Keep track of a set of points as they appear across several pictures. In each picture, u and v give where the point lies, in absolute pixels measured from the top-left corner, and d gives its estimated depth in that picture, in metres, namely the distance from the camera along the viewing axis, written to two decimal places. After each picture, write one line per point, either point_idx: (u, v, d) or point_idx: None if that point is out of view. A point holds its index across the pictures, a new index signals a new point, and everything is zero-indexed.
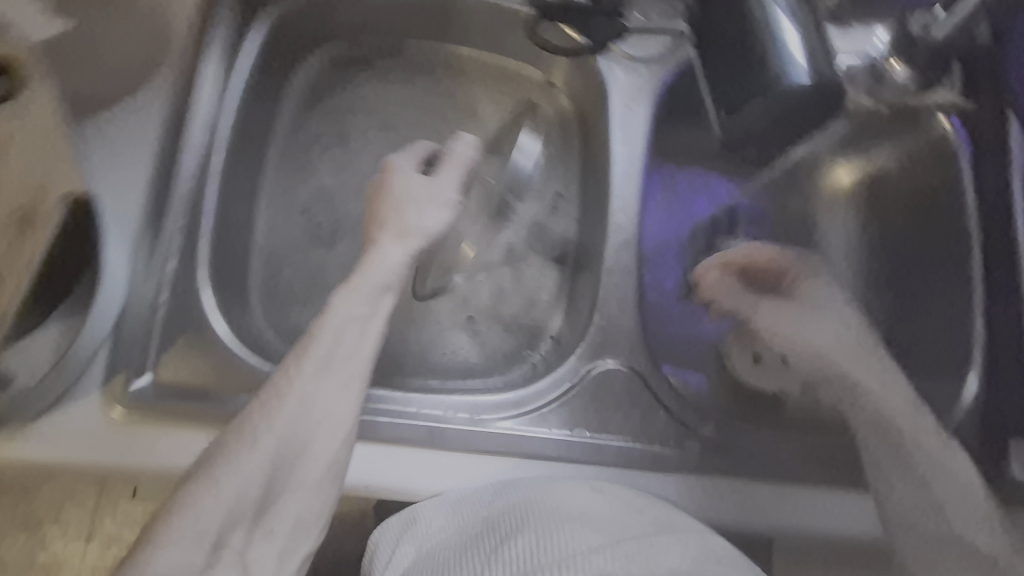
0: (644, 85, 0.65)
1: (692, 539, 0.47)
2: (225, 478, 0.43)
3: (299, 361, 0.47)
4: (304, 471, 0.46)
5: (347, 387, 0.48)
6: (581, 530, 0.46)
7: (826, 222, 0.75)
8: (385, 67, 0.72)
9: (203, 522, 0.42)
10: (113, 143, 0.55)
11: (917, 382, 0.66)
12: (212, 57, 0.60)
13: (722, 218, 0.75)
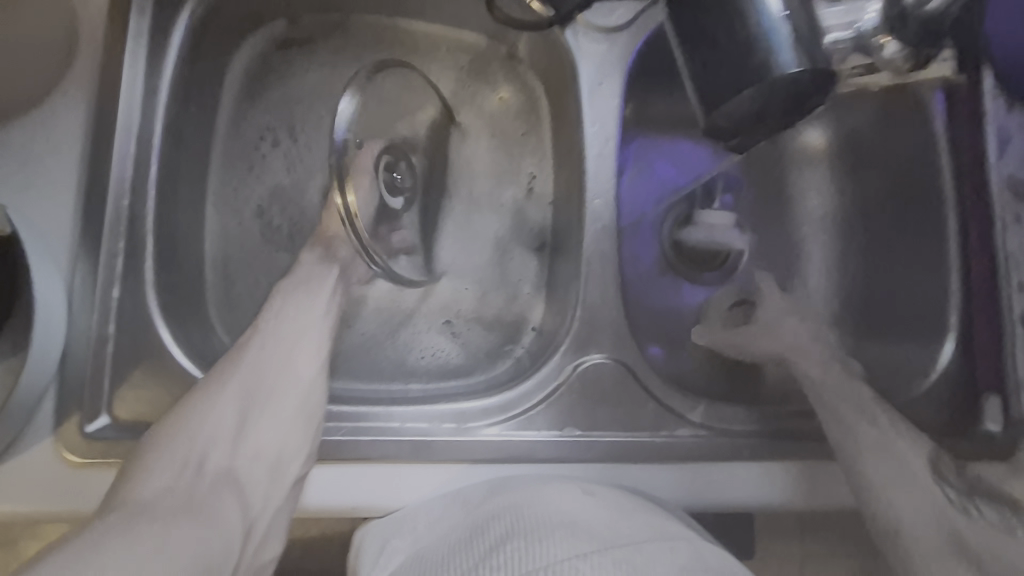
0: (616, 56, 0.61)
1: (683, 547, 0.45)
2: (203, 412, 0.47)
3: (264, 316, 0.53)
4: (279, 404, 0.49)
5: (308, 334, 0.53)
6: (571, 535, 0.44)
7: (801, 187, 0.75)
8: (331, 47, 0.66)
9: (183, 451, 0.45)
10: (38, 159, 0.50)
11: (891, 344, 0.67)
12: (130, 51, 0.53)
13: (699, 189, 0.72)
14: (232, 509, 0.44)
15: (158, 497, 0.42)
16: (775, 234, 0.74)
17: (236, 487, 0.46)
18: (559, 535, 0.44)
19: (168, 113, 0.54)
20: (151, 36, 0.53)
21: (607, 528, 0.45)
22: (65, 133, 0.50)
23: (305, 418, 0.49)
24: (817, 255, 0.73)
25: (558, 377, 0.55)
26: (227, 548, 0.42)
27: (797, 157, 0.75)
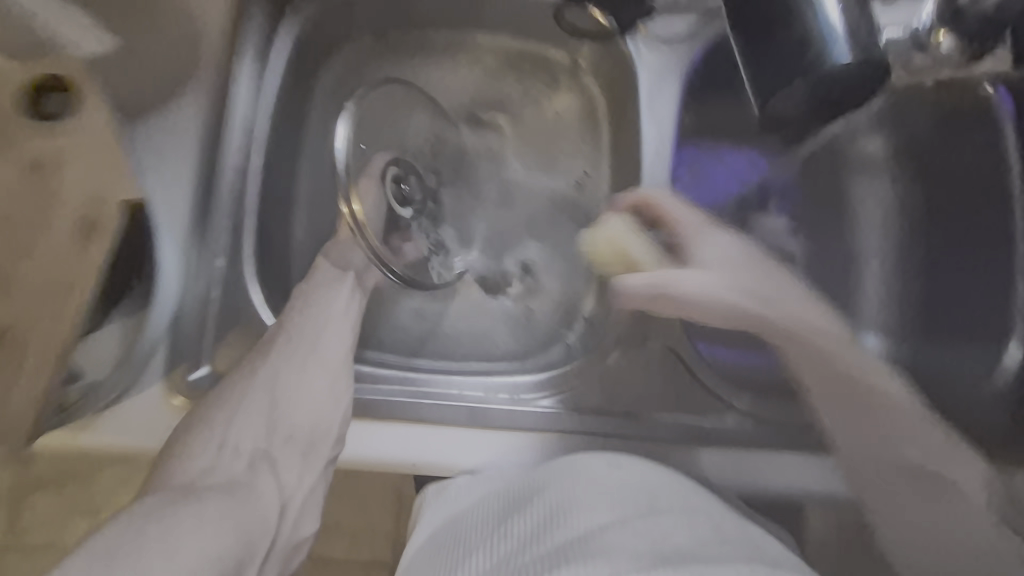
0: (673, 62, 0.65)
1: (700, 519, 0.47)
2: (237, 398, 0.53)
3: (299, 307, 0.57)
4: (309, 384, 0.55)
5: (338, 326, 0.58)
6: (591, 513, 0.49)
7: (862, 194, 0.72)
8: (413, 58, 0.73)
9: (222, 434, 0.52)
10: (163, 140, 0.56)
11: (953, 353, 0.66)
12: (247, 56, 0.59)
13: (750, 200, 0.72)
14: (269, 487, 0.52)
15: (208, 477, 0.50)
16: (829, 250, 0.72)
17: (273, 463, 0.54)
18: (580, 513, 0.49)
19: (273, 111, 0.61)
20: (264, 43, 0.61)
21: (634, 500, 0.49)
22: (185, 123, 0.57)
23: (333, 401, 0.54)
24: (874, 269, 0.71)
25: (607, 357, 0.59)
26: (266, 524, 0.50)
27: (864, 160, 0.72)
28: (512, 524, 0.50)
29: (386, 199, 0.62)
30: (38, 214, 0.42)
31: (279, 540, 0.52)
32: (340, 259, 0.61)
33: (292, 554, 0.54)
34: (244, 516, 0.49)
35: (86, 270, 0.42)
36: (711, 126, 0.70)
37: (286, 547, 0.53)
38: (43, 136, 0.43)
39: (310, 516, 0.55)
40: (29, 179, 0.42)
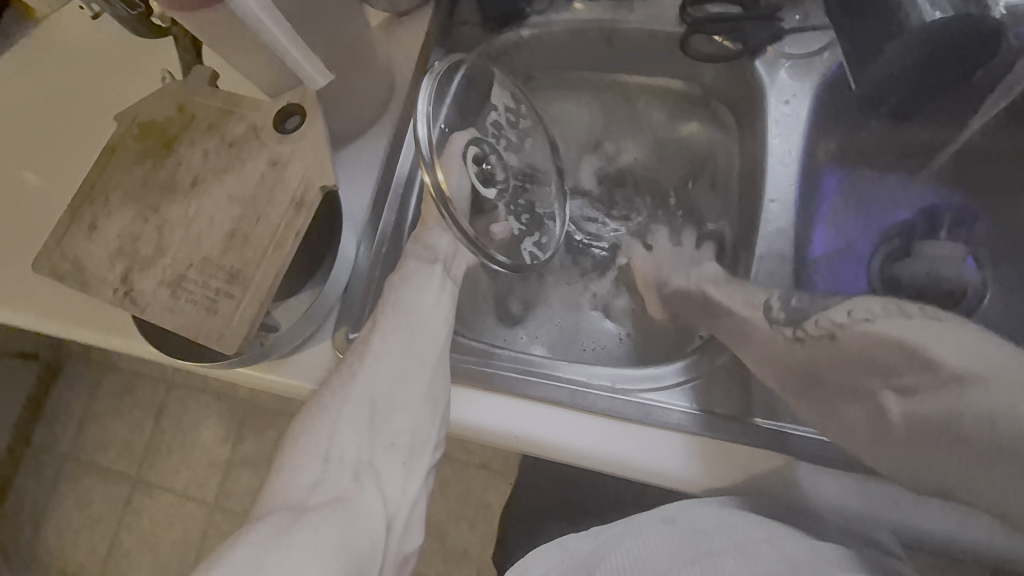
0: (807, 81, 0.65)
1: (764, 551, 0.50)
2: (339, 410, 0.58)
3: (384, 322, 0.63)
4: (405, 393, 0.61)
5: (427, 341, 0.63)
6: (661, 563, 0.53)
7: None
8: (554, 96, 0.83)
9: (331, 446, 0.57)
10: (357, 155, 0.73)
11: None
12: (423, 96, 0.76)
13: (918, 226, 0.71)
14: (375, 501, 0.55)
15: (312, 493, 0.53)
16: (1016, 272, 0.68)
17: (376, 474, 0.58)
18: (654, 564, 0.53)
19: None
20: None
21: (688, 549, 0.53)
22: (374, 144, 0.73)
23: (433, 404, 0.61)
24: None
25: (713, 360, 0.64)
26: (379, 538, 0.53)
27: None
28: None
29: (468, 176, 0.66)
30: (268, 194, 0.60)
31: (391, 551, 0.55)
32: (422, 278, 0.65)
33: (403, 564, 0.58)
34: (352, 536, 0.51)
35: (289, 234, 0.57)
36: (860, 145, 0.73)
37: (395, 560, 0.56)
38: (284, 143, 0.61)
39: (414, 528, 0.59)
40: (271, 172, 0.61)
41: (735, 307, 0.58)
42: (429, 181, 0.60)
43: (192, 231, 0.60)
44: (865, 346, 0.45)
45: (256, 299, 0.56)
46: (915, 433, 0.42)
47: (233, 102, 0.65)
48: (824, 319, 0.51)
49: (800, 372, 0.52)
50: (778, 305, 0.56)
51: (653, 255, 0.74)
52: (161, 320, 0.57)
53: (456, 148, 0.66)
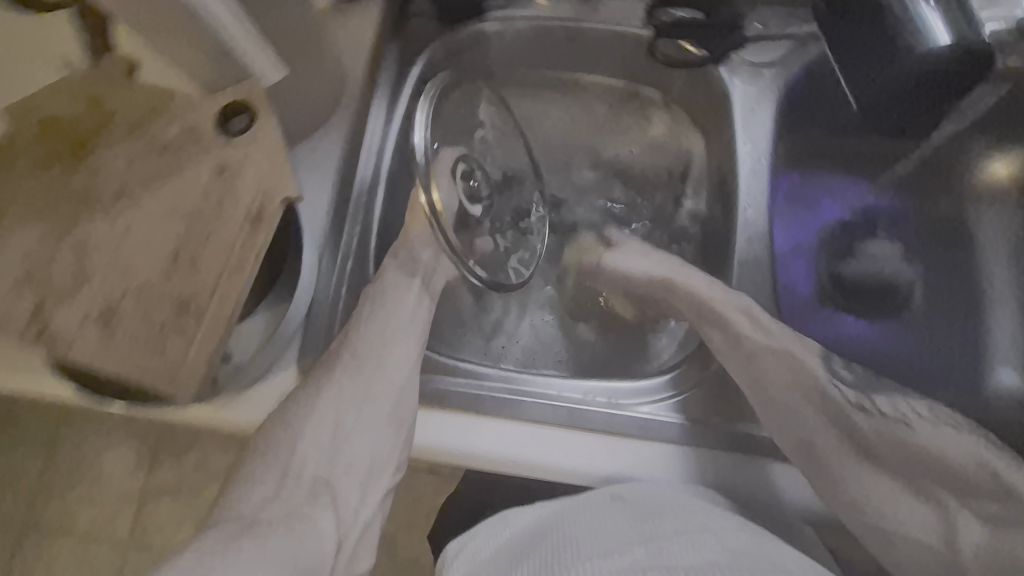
0: (768, 86, 0.67)
1: (712, 540, 0.50)
2: (301, 424, 0.55)
3: (359, 333, 0.60)
4: (370, 409, 0.58)
5: (402, 358, 0.61)
6: (601, 542, 0.52)
7: (976, 230, 0.75)
8: (516, 94, 0.80)
9: (287, 461, 0.54)
10: (311, 157, 0.65)
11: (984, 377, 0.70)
12: (380, 93, 0.70)
13: (856, 227, 0.79)
14: (326, 520, 0.53)
15: (260, 510, 0.51)
16: (943, 269, 0.75)
17: (332, 491, 0.55)
18: (593, 542, 0.52)
19: (400, 138, 0.70)
20: (394, 83, 0.70)
21: (633, 534, 0.52)
22: (328, 144, 0.66)
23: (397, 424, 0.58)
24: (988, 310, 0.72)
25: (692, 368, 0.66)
26: (326, 558, 0.51)
27: (973, 200, 0.76)
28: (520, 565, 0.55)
29: (457, 195, 0.62)
30: (218, 207, 0.52)
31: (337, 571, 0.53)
32: (400, 286, 0.63)
33: None
34: (301, 554, 0.49)
35: (248, 254, 0.51)
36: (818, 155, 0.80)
37: None
38: (231, 146, 0.53)
39: (365, 550, 0.57)
40: (216, 181, 0.52)
41: (771, 332, 0.61)
42: (424, 200, 0.57)
43: (121, 253, 0.50)
44: (941, 449, 0.53)
45: (215, 332, 0.49)
46: (989, 563, 0.49)
47: (160, 97, 0.55)
48: (894, 403, 0.57)
49: (846, 438, 0.55)
50: (841, 365, 0.60)
51: (644, 249, 0.71)
52: (93, 362, 0.48)
53: (445, 161, 0.62)
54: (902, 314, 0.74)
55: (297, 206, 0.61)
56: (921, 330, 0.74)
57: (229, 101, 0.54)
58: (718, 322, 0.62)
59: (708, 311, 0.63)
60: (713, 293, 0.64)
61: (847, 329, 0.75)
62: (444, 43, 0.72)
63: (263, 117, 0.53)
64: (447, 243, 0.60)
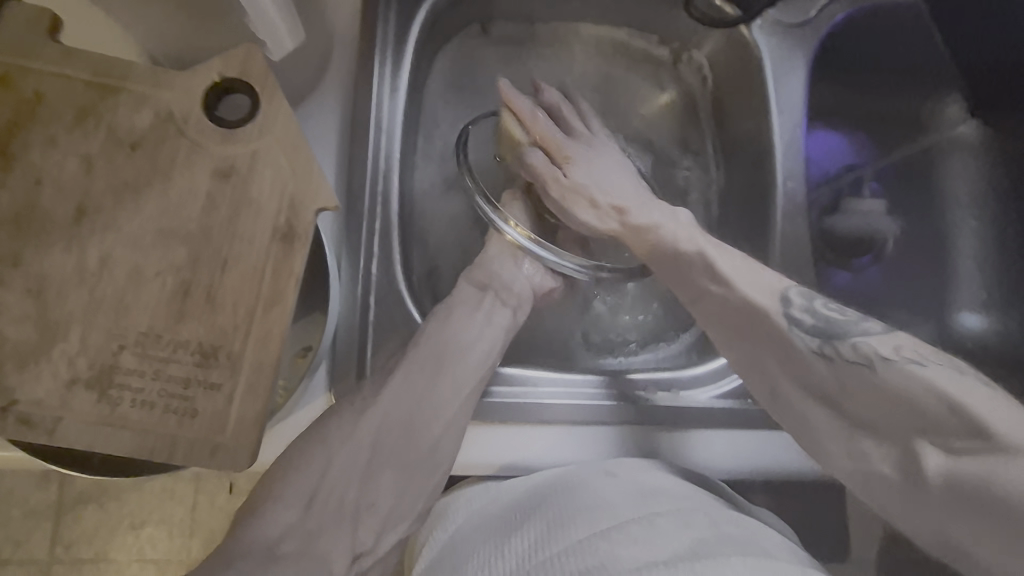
0: (800, 49, 0.66)
1: (703, 520, 0.49)
2: (335, 445, 0.47)
3: (419, 348, 0.53)
4: (427, 435, 0.50)
5: (466, 379, 0.53)
6: (598, 517, 0.49)
7: (944, 172, 0.72)
8: (517, 45, 0.70)
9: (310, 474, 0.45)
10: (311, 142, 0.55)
11: (945, 311, 0.70)
12: (379, 50, 0.57)
13: (847, 180, 0.72)
14: (341, 546, 0.45)
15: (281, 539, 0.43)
16: (908, 218, 0.72)
17: (357, 518, 0.47)
18: (588, 515, 0.49)
19: (406, 107, 0.58)
20: (397, 36, 0.57)
21: (630, 507, 0.50)
22: (324, 128, 0.55)
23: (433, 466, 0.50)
24: (952, 251, 0.71)
25: None
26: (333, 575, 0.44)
27: (948, 143, 0.72)
28: (512, 542, 0.50)
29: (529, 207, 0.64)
30: (229, 224, 0.40)
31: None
32: (466, 305, 0.57)
33: None
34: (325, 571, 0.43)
35: (285, 281, 0.40)
36: (830, 107, 0.71)
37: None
38: (231, 141, 0.41)
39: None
40: (220, 189, 0.40)
41: (734, 283, 0.53)
42: (510, 237, 0.62)
43: (101, 293, 0.38)
44: (911, 387, 0.45)
45: (259, 385, 0.39)
46: (949, 486, 0.42)
47: (107, 70, 0.40)
48: (859, 342, 0.49)
49: (806, 389, 0.51)
50: (798, 304, 0.52)
51: (598, 202, 0.59)
52: (92, 440, 0.37)
53: (518, 103, 0.60)
54: (886, 258, 0.71)
55: (319, 217, 0.52)
56: (898, 270, 0.71)
57: (216, 80, 0.41)
58: (738, 356, 0.54)
59: (643, 236, 0.58)
60: (662, 235, 0.57)
61: (840, 283, 0.70)
62: None
63: (271, 101, 0.42)
64: (575, 268, 0.63)
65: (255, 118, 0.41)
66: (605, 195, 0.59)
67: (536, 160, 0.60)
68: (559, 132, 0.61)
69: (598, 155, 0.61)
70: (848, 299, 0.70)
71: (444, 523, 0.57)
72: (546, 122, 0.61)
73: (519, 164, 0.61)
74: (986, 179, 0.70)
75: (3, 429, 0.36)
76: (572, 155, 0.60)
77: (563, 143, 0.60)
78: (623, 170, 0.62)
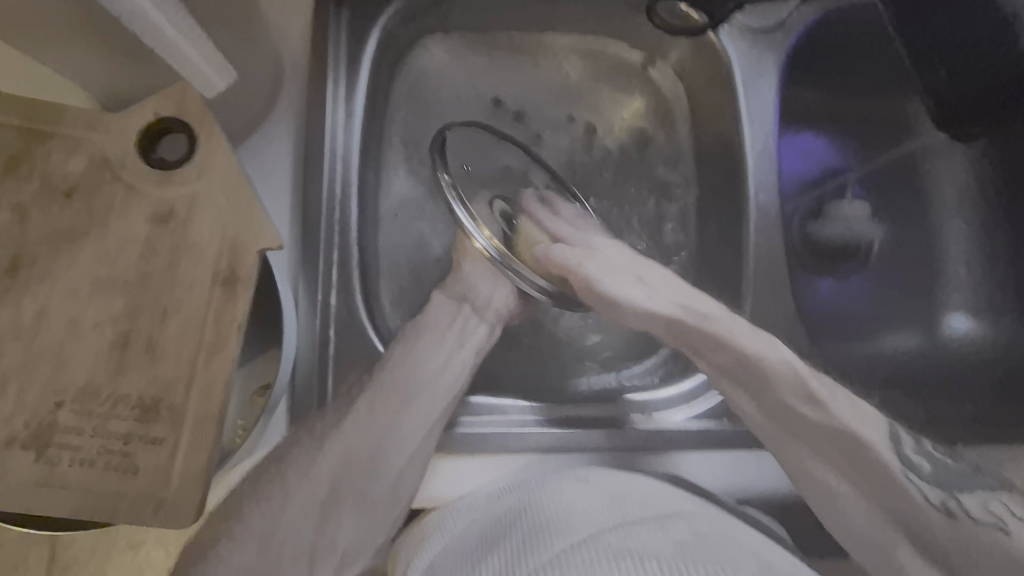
0: (769, 55, 0.64)
1: (680, 523, 0.47)
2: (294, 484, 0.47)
3: (388, 379, 0.52)
4: (378, 483, 0.50)
5: (427, 415, 0.52)
6: (580, 526, 0.45)
7: (930, 171, 0.68)
8: (480, 59, 0.68)
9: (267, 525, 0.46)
10: (265, 172, 0.54)
11: (934, 315, 0.66)
12: (334, 73, 0.56)
13: (831, 184, 0.68)
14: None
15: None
16: (896, 220, 0.68)
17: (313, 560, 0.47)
18: (561, 527, 0.45)
19: (363, 132, 0.58)
20: (349, 59, 0.56)
21: (604, 511, 0.47)
22: (278, 158, 0.55)
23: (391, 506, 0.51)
24: (947, 255, 0.67)
25: None
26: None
27: (933, 145, 0.67)
28: (485, 562, 0.45)
29: (497, 224, 0.61)
30: (169, 272, 0.39)
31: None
32: (433, 329, 0.57)
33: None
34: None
35: (227, 327, 0.39)
36: (809, 107, 0.67)
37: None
38: (168, 183, 0.39)
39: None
40: (159, 235, 0.39)
41: (773, 361, 0.54)
42: (480, 246, 0.57)
43: (36, 347, 0.37)
44: (944, 514, 0.48)
45: (203, 438, 0.38)
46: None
47: (40, 114, 0.38)
48: (984, 503, 0.51)
49: (907, 529, 0.50)
50: (829, 396, 0.54)
51: (644, 278, 0.57)
52: (32, 501, 0.36)
53: (532, 200, 0.63)
54: (869, 266, 0.67)
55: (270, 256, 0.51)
56: (883, 277, 0.67)
57: (153, 119, 0.40)
58: (719, 381, 0.55)
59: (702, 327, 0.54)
60: (713, 315, 0.55)
61: (826, 293, 0.66)
62: (405, 7, 0.59)
63: (209, 140, 0.40)
64: (536, 290, 0.59)
65: (193, 159, 0.40)
66: (603, 253, 0.58)
67: (563, 251, 0.57)
68: (569, 224, 0.61)
69: (615, 252, 0.59)
70: (823, 308, 0.65)
71: (416, 555, 0.52)
72: (546, 211, 0.62)
73: (538, 256, 0.58)
74: (978, 178, 0.65)
75: None
76: (601, 250, 0.59)
77: (586, 239, 0.60)
78: (647, 265, 0.59)
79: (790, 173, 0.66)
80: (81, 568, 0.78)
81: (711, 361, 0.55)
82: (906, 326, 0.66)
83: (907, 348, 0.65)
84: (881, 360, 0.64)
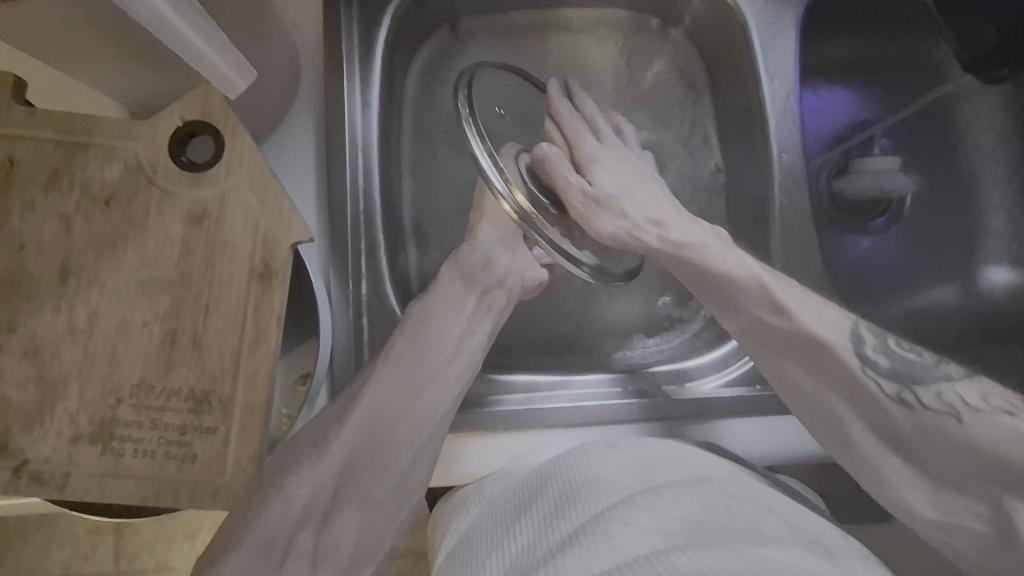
0: (785, 11, 0.63)
1: (710, 488, 0.47)
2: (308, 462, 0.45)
3: (389, 370, 0.50)
4: (426, 424, 0.51)
5: (433, 398, 0.52)
6: (608, 491, 0.47)
7: (962, 117, 0.63)
8: (491, 38, 0.68)
9: None
10: (288, 167, 0.55)
11: (973, 266, 0.62)
12: (349, 63, 0.56)
13: (856, 140, 0.66)
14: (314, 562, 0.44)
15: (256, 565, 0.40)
16: (930, 171, 0.64)
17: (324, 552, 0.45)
18: (591, 491, 0.47)
19: (380, 120, 0.58)
20: (362, 48, 0.57)
21: (632, 476, 0.49)
22: (302, 153, 0.56)
23: (401, 500, 0.49)
24: (987, 204, 0.62)
25: None
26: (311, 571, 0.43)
27: (965, 88, 0.62)
28: (522, 521, 0.48)
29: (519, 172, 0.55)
30: (206, 270, 0.41)
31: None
32: (444, 306, 0.55)
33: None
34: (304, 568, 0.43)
35: (267, 319, 0.41)
36: (828, 61, 0.66)
37: None
38: (198, 185, 0.41)
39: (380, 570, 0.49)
40: (194, 235, 0.41)
41: (794, 313, 0.51)
42: (509, 208, 0.51)
43: (92, 349, 0.39)
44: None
45: (251, 426, 0.40)
46: None
47: (77, 127, 0.40)
48: None
49: (879, 433, 0.50)
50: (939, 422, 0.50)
51: (633, 213, 0.56)
52: (100, 492, 0.38)
53: (565, 105, 0.61)
54: (902, 220, 0.65)
55: (301, 248, 0.52)
56: (918, 233, 0.64)
57: (180, 124, 0.41)
58: (761, 360, 0.54)
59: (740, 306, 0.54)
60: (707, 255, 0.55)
61: (858, 250, 0.65)
62: None
63: (234, 139, 0.41)
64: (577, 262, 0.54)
65: (220, 158, 0.41)
66: (631, 206, 0.57)
67: (560, 168, 0.56)
68: (592, 140, 0.60)
69: (624, 167, 0.60)
70: (852, 267, 0.65)
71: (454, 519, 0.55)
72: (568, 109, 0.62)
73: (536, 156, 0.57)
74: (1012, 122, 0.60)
75: (19, 488, 0.38)
76: (602, 162, 0.59)
77: (595, 148, 0.59)
78: (647, 181, 0.60)
79: (813, 128, 0.65)
80: (147, 557, 0.83)
81: (734, 323, 0.55)
82: (940, 277, 0.63)
83: (942, 302, 0.62)
84: (917, 321, 0.62)
